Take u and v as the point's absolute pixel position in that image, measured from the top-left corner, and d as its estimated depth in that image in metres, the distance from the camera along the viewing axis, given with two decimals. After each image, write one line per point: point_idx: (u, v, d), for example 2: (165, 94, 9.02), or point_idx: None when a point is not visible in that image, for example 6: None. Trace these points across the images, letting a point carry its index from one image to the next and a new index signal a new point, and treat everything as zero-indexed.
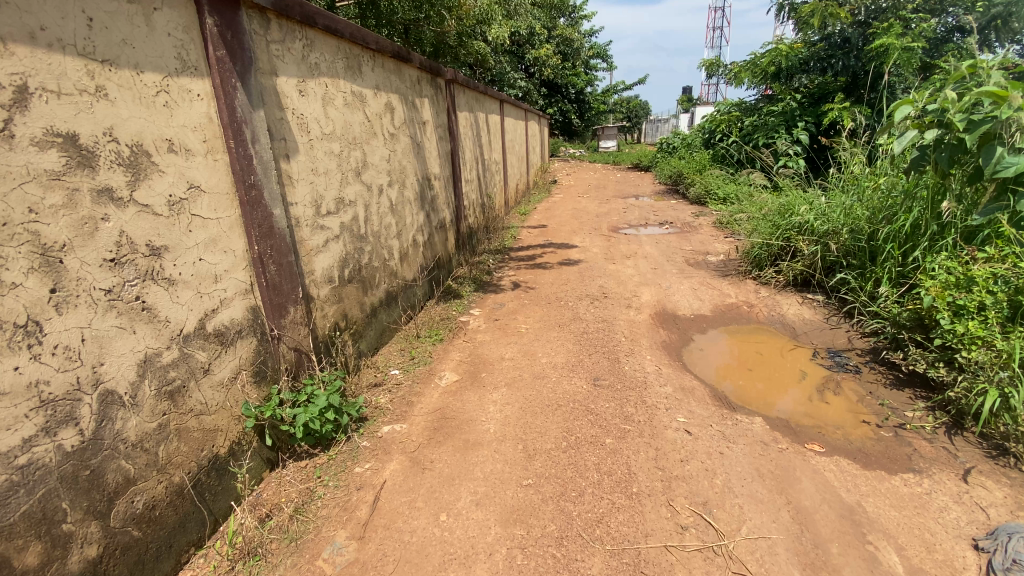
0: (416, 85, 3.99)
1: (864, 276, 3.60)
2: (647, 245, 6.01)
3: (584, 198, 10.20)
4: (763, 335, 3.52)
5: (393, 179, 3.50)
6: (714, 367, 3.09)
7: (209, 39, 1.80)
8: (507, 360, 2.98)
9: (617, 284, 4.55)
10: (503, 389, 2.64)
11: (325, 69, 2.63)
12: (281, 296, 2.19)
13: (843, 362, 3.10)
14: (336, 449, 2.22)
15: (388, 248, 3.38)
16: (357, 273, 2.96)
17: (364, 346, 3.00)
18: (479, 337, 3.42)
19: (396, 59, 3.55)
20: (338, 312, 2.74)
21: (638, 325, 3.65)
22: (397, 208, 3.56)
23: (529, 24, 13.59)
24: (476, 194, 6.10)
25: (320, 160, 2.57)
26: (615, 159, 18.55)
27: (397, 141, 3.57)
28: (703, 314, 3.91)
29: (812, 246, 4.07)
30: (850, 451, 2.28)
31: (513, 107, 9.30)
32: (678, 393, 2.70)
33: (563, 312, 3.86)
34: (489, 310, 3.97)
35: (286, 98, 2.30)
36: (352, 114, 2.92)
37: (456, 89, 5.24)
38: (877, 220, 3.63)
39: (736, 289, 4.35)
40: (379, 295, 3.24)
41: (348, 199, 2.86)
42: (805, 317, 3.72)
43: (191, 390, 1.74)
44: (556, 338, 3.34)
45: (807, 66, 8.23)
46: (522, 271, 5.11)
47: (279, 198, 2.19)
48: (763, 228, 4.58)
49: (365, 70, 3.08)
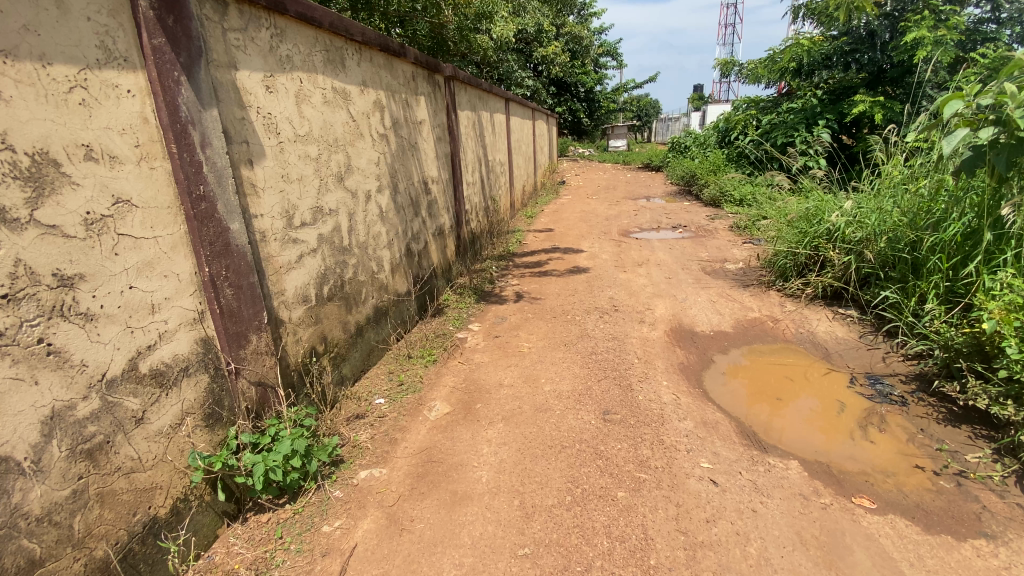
0: (411, 82, 3.69)
1: (906, 292, 3.23)
2: (660, 251, 5.65)
3: (594, 200, 9.84)
4: (790, 357, 3.18)
5: (384, 184, 3.21)
6: (739, 396, 2.75)
7: (142, 25, 1.52)
8: (507, 388, 2.67)
9: (629, 295, 4.22)
10: (500, 424, 2.33)
11: (299, 62, 2.33)
12: (240, 323, 1.90)
13: (886, 392, 2.75)
14: (304, 501, 1.92)
15: (377, 261, 3.09)
16: (339, 290, 2.67)
17: (346, 371, 2.70)
18: (477, 358, 3.10)
19: (387, 53, 3.25)
20: (315, 336, 2.45)
21: (653, 344, 3.32)
22: (388, 216, 3.26)
23: (536, 21, 13.27)
24: (479, 197, 5.79)
25: (293, 166, 2.28)
26: (625, 159, 18.16)
27: (388, 143, 3.27)
28: (724, 331, 3.56)
29: (844, 256, 3.72)
30: (906, 507, 1.94)
31: (519, 105, 8.95)
32: (700, 428, 2.37)
33: (570, 329, 3.53)
34: (489, 325, 3.66)
35: (248, 95, 2.00)
36: (334, 113, 2.62)
37: (456, 86, 4.92)
38: (919, 227, 3.26)
39: (759, 301, 4.00)
40: (366, 312, 2.94)
41: (329, 208, 2.57)
42: (837, 335, 3.38)
43: (119, 444, 1.46)
44: (561, 360, 3.01)
45: (830, 61, 7.82)
46: (526, 280, 4.79)
47: (238, 210, 1.89)
48: (787, 234, 4.22)
49: (350, 64, 2.79)
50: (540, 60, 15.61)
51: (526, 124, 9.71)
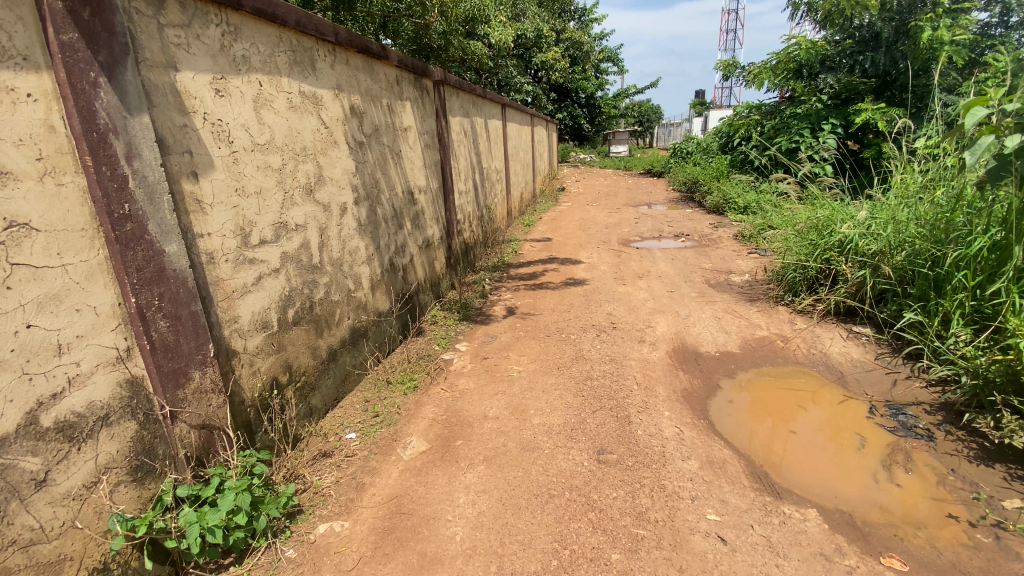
0: (395, 87, 3.46)
1: (928, 310, 2.98)
2: (662, 262, 5.40)
3: (594, 207, 9.59)
4: (803, 382, 2.91)
5: (363, 196, 2.98)
6: (748, 429, 2.49)
7: (48, 19, 1.32)
8: (492, 421, 2.42)
9: (628, 311, 3.97)
10: (481, 467, 2.07)
11: (258, 63, 2.11)
12: (179, 360, 1.67)
13: (910, 424, 2.49)
14: (251, 563, 1.67)
15: (354, 279, 2.85)
16: (308, 312, 2.43)
17: (316, 402, 2.46)
18: (462, 384, 2.84)
19: (366, 55, 3.03)
20: (278, 365, 2.21)
21: (654, 367, 3.07)
22: (368, 230, 3.02)
23: (535, 26, 13.08)
24: (473, 206, 5.56)
25: (251, 179, 2.05)
26: (626, 164, 17.93)
27: (368, 152, 3.05)
28: (730, 351, 3.31)
29: (858, 270, 3.47)
30: (942, 570, 1.68)
31: (518, 111, 8.74)
32: (706, 470, 2.13)
33: (565, 349, 3.28)
34: (478, 345, 3.41)
35: (192, 99, 1.78)
36: (302, 119, 2.39)
37: (448, 91, 4.70)
38: (939, 241, 3.01)
39: (767, 318, 3.75)
40: (340, 335, 2.70)
41: (295, 224, 2.34)
42: (852, 357, 3.12)
43: (13, 514, 1.24)
44: (554, 386, 2.76)
45: (834, 64, 7.58)
46: (521, 293, 4.55)
47: (176, 230, 1.66)
48: (797, 246, 3.97)
49: (321, 66, 2.56)
50: (540, 66, 15.41)
51: (525, 130, 9.49)
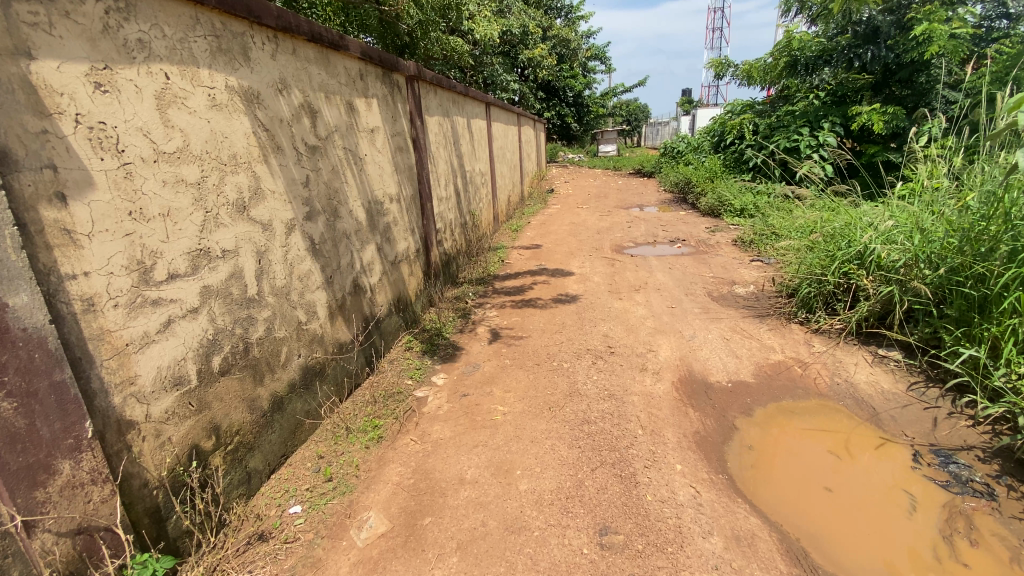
0: (357, 83, 3.02)
1: (971, 335, 2.63)
2: (659, 272, 5.01)
3: (583, 210, 9.17)
4: (832, 422, 2.53)
5: (317, 210, 2.54)
6: (773, 486, 2.11)
7: None
8: (470, 487, 1.99)
9: (626, 332, 3.55)
10: (454, 559, 1.66)
11: (161, 50, 1.66)
12: (38, 451, 1.26)
13: (964, 477, 2.14)
14: None
15: (306, 310, 2.42)
16: (242, 357, 2.00)
17: (253, 465, 2.04)
18: (437, 432, 2.40)
19: (320, 45, 2.58)
20: (198, 428, 1.78)
21: (659, 404, 2.65)
22: (324, 250, 2.59)
23: (520, 23, 12.61)
24: (454, 212, 5.11)
25: (153, 198, 1.61)
26: (615, 164, 17.56)
27: (323, 158, 2.61)
28: (743, 381, 2.91)
29: (882, 286, 3.10)
30: None
31: (503, 110, 8.28)
32: (733, 551, 1.72)
33: (557, 382, 2.85)
34: (457, 378, 2.98)
35: (56, 96, 1.34)
36: (230, 121, 1.95)
37: (423, 87, 4.25)
38: (979, 255, 2.65)
39: (780, 339, 3.36)
40: (286, 380, 2.26)
41: (222, 250, 1.90)
42: (882, 388, 2.75)
43: None
44: (545, 432, 2.35)
45: (832, 59, 7.20)
46: (506, 311, 4.14)
47: (26, 274, 1.23)
48: (811, 258, 3.60)
49: (258, 56, 2.11)
50: (526, 64, 14.97)
51: (511, 130, 9.04)
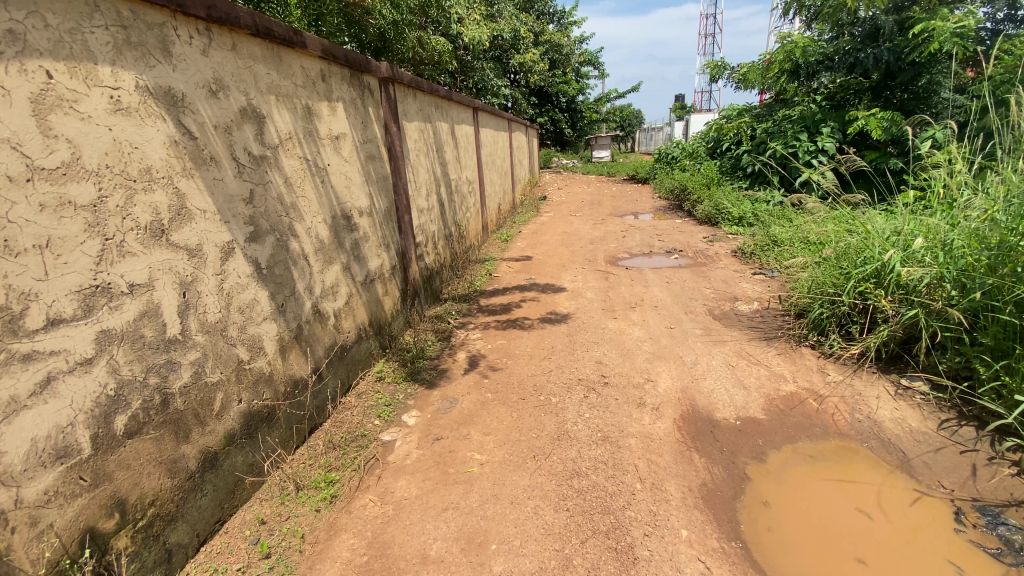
0: (318, 84, 2.70)
1: (1011, 368, 2.34)
2: (656, 287, 4.69)
3: (576, 219, 8.87)
4: (858, 472, 2.21)
5: (264, 229, 2.20)
6: (798, 557, 1.78)
7: None
8: (434, 569, 1.67)
9: (622, 357, 3.23)
10: None
11: (40, 42, 1.33)
12: None
13: (1017, 543, 1.81)
14: None
15: (248, 346, 2.07)
16: (159, 412, 1.66)
17: (174, 542, 1.70)
18: (401, 489, 2.08)
19: (269, 40, 2.25)
20: (94, 507, 1.45)
21: (659, 448, 2.32)
22: (273, 275, 2.25)
23: (511, 27, 12.33)
24: (437, 223, 4.77)
25: (24, 226, 1.28)
26: (609, 169, 17.30)
27: (273, 170, 2.27)
28: (752, 418, 2.58)
29: (904, 309, 2.80)
30: None
31: (492, 115, 7.96)
32: None
33: (543, 422, 2.51)
34: (431, 416, 2.63)
35: None
36: (142, 129, 1.62)
37: (399, 89, 3.92)
38: (1017, 277, 2.36)
39: (791, 366, 3.04)
40: (221, 433, 1.92)
41: (131, 284, 1.57)
42: (909, 428, 2.44)
43: None
44: (527, 490, 2.02)
45: (833, 62, 6.93)
46: (491, 332, 3.81)
47: None
48: (823, 275, 3.29)
49: (183, 52, 1.78)
50: (517, 69, 14.72)
51: (501, 136, 8.72)
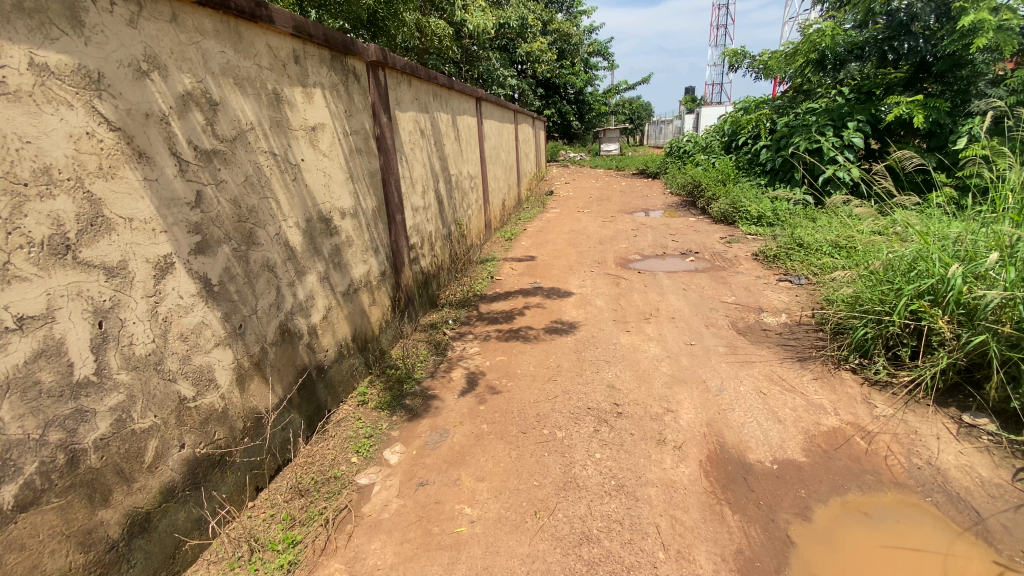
0: (289, 66, 2.32)
1: None
2: (672, 295, 4.29)
3: (584, 215, 8.46)
4: (920, 535, 1.83)
5: (215, 239, 1.84)
6: None
7: None
8: None
9: (637, 381, 2.86)
10: None
11: None
12: None
13: None
14: None
15: (194, 380, 1.72)
16: (65, 476, 1.32)
17: None
18: (374, 555, 1.75)
19: (223, 12, 1.88)
20: None
21: (684, 502, 1.96)
22: (228, 292, 1.89)
23: (521, 14, 11.82)
24: (434, 221, 4.39)
25: None
26: (619, 163, 16.77)
27: (227, 167, 1.90)
28: (792, 460, 2.21)
29: (966, 333, 2.41)
30: None
31: (496, 107, 7.52)
32: None
33: (547, 465, 2.15)
34: (416, 453, 2.29)
35: None
36: (37, 117, 1.26)
37: (391, 75, 3.53)
38: None
39: (831, 395, 2.65)
40: (156, 489, 1.57)
41: (19, 316, 1.22)
42: (978, 478, 2.07)
43: None
44: (523, 564, 1.66)
45: (863, 52, 6.44)
46: (490, 346, 3.45)
47: None
48: (869, 290, 2.89)
49: (101, 20, 1.42)
50: (525, 59, 14.20)
51: (506, 129, 8.30)
